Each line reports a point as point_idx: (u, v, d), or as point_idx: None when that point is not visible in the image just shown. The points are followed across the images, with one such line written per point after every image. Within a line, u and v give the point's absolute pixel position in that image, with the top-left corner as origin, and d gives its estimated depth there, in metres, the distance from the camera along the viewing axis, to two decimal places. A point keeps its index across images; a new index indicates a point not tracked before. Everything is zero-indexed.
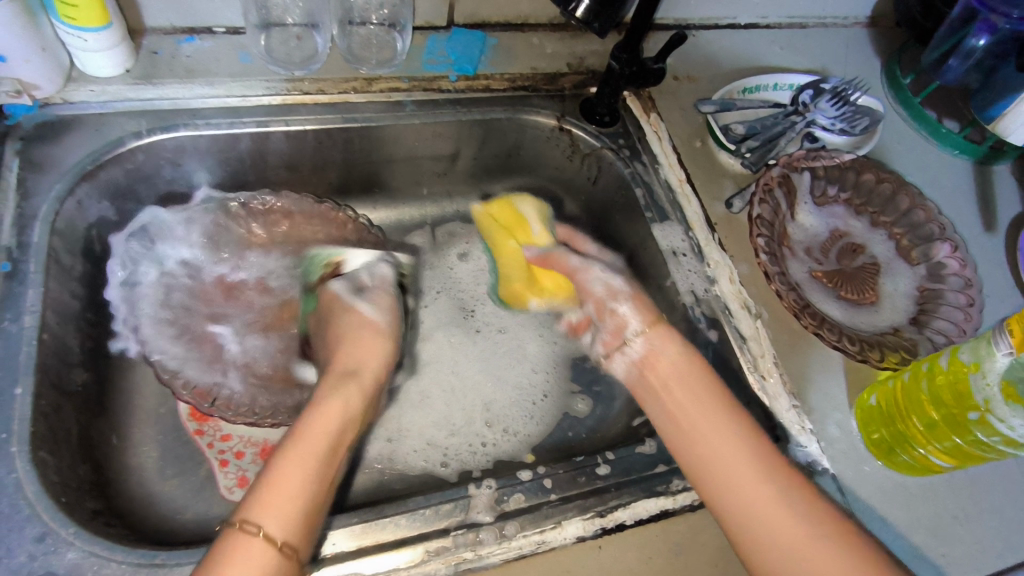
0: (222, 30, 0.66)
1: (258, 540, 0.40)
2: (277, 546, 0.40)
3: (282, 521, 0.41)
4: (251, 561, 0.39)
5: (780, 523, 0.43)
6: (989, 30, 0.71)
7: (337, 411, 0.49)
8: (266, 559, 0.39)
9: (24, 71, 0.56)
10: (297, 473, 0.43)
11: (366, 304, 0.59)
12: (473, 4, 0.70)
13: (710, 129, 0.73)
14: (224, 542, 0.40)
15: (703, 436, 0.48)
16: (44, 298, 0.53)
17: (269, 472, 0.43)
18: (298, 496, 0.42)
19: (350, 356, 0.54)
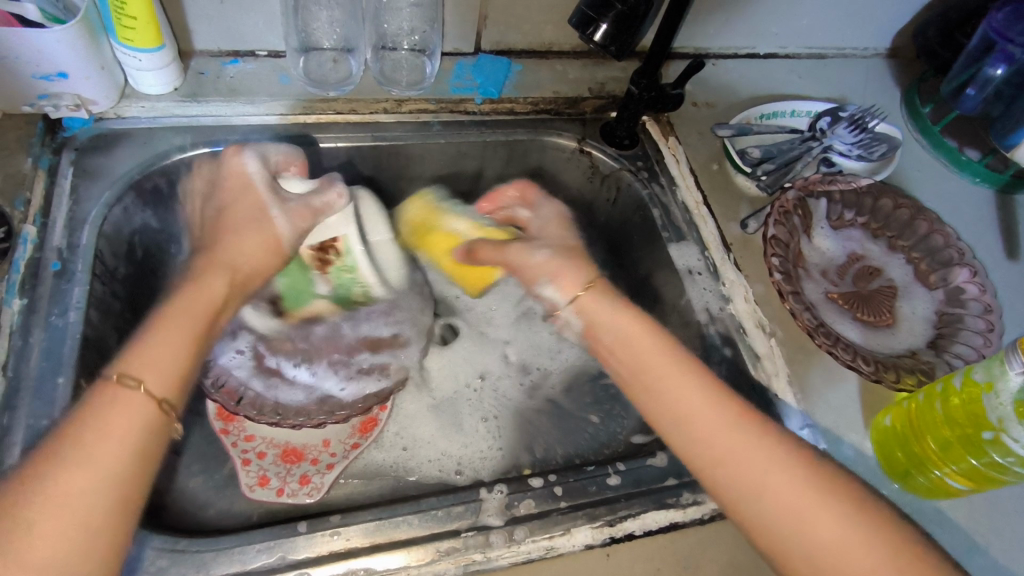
0: (264, 53, 0.70)
1: (132, 397, 0.42)
2: (153, 399, 0.42)
3: (153, 377, 0.43)
4: (124, 410, 0.41)
5: (745, 461, 0.47)
6: (1006, 60, 0.72)
7: (209, 297, 0.48)
8: (131, 416, 0.41)
9: (85, 88, 0.61)
10: (176, 334, 0.45)
11: (283, 213, 0.54)
12: (499, 31, 0.73)
13: (727, 152, 0.75)
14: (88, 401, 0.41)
15: (670, 390, 0.50)
16: (88, 296, 0.57)
17: (142, 335, 0.44)
18: (169, 360, 0.44)
19: (227, 256, 0.51)
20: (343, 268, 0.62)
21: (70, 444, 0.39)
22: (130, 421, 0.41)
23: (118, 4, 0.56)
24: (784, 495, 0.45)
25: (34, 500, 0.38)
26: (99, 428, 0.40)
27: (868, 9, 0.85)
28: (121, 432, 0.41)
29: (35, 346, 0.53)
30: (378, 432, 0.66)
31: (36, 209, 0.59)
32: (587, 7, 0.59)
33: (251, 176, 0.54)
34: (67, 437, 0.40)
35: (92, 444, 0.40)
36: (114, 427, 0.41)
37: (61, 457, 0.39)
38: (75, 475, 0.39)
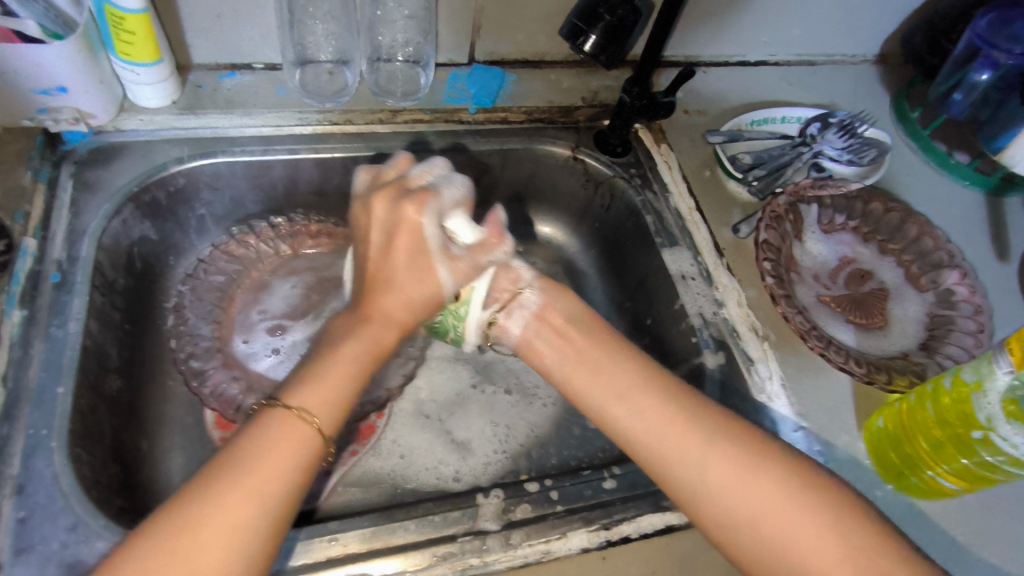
0: (261, 66, 0.71)
1: (301, 426, 0.45)
2: (319, 433, 0.46)
3: (312, 404, 0.46)
4: (292, 437, 0.45)
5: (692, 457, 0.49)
6: (991, 65, 0.74)
7: (376, 341, 0.50)
8: (302, 441, 0.45)
9: (83, 102, 0.62)
10: (345, 366, 0.48)
11: (445, 265, 0.51)
12: (492, 42, 0.75)
13: (719, 159, 0.76)
14: (263, 425, 0.45)
15: (619, 398, 0.52)
16: (88, 307, 0.57)
17: (313, 369, 0.48)
18: (336, 396, 0.47)
19: (390, 304, 0.51)
20: (454, 316, 0.55)
21: (247, 466, 0.43)
22: (301, 446, 0.45)
23: (117, 20, 0.57)
24: (733, 485, 0.47)
25: (206, 520, 0.40)
26: (272, 453, 0.44)
27: (855, 16, 0.86)
28: (292, 458, 0.44)
29: (35, 357, 0.53)
30: (376, 439, 0.66)
31: (36, 222, 0.60)
32: (576, 18, 0.59)
33: (422, 223, 0.51)
34: (237, 459, 0.43)
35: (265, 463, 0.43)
36: (284, 454, 0.44)
37: (231, 480, 0.42)
38: (241, 496, 0.42)
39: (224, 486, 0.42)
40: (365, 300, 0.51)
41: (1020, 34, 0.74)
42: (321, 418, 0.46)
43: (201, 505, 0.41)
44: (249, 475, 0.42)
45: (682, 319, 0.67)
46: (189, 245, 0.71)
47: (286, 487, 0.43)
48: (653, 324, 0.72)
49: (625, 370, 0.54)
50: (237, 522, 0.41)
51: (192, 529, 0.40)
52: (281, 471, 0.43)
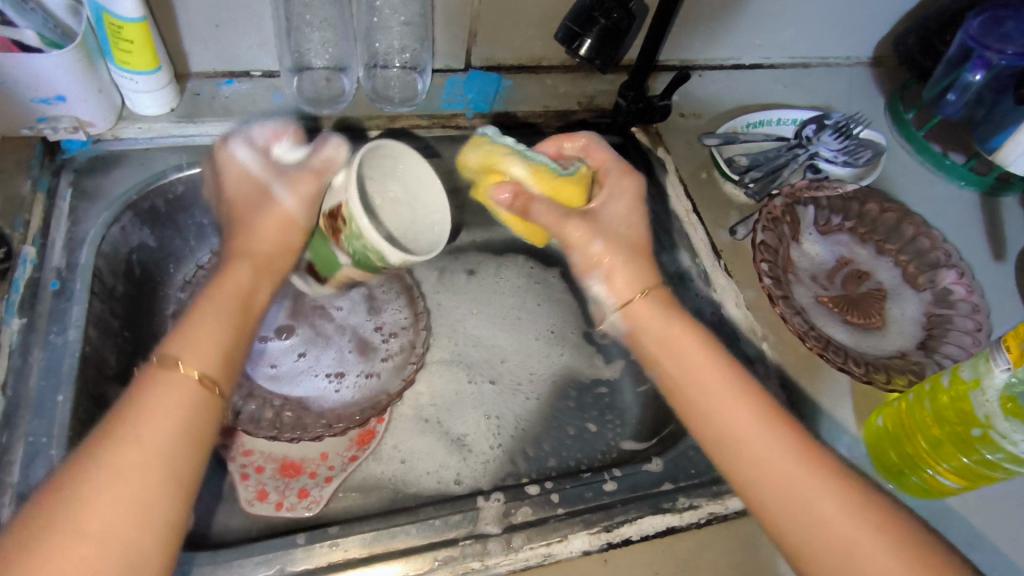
0: (259, 74, 0.72)
1: (176, 375, 0.43)
2: (196, 378, 0.43)
3: (200, 358, 0.44)
4: (169, 389, 0.42)
5: (777, 467, 0.45)
6: (984, 66, 0.74)
7: (236, 287, 0.49)
8: (183, 391, 0.42)
9: (82, 110, 0.62)
10: (217, 319, 0.46)
11: (287, 194, 0.53)
12: (488, 48, 0.75)
13: (715, 161, 0.76)
14: (137, 387, 0.42)
15: (709, 385, 0.48)
16: (87, 315, 0.57)
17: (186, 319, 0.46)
18: (214, 341, 0.45)
19: (254, 244, 0.52)
20: (353, 237, 0.52)
21: (125, 425, 0.40)
22: (185, 394, 0.42)
23: (116, 29, 0.57)
24: (814, 499, 0.43)
25: (89, 476, 0.38)
26: (150, 400, 0.41)
27: (849, 19, 0.86)
28: (177, 405, 0.42)
29: (34, 365, 0.53)
30: (376, 443, 0.66)
31: (35, 230, 0.60)
32: (572, 23, 0.60)
33: (246, 167, 0.55)
34: (117, 415, 0.41)
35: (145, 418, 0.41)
36: (162, 406, 0.41)
37: (111, 434, 0.40)
38: (125, 450, 0.39)
39: (105, 447, 0.39)
40: (232, 242, 0.53)
41: (1013, 33, 0.73)
42: (196, 364, 0.43)
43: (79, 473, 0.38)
44: (127, 430, 0.40)
45: None
46: (188, 253, 0.72)
47: (167, 441, 0.40)
48: None
49: (713, 364, 0.49)
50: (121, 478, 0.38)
51: (76, 494, 0.38)
52: (167, 421, 0.41)
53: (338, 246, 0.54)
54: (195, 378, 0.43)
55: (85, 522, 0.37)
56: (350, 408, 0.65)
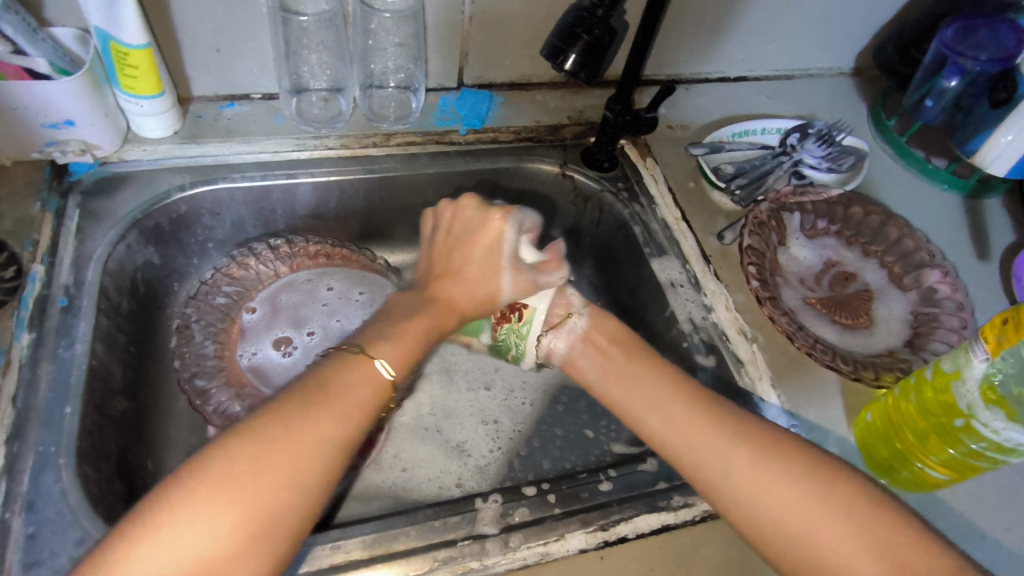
0: (259, 96, 0.74)
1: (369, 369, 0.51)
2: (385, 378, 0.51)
3: (392, 358, 0.52)
4: (358, 379, 0.50)
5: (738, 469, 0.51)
6: (959, 73, 0.76)
7: (442, 317, 0.57)
8: (371, 385, 0.50)
9: (90, 134, 0.64)
10: (420, 325, 0.55)
11: (510, 278, 0.59)
12: (480, 67, 0.78)
13: (702, 170, 0.78)
14: (340, 364, 0.51)
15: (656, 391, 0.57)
16: (95, 330, 0.59)
17: (394, 328, 0.54)
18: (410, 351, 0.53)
19: (455, 292, 0.58)
20: (516, 333, 0.63)
21: (331, 390, 0.49)
22: (372, 383, 0.50)
23: (122, 55, 0.60)
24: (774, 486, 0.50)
25: (275, 440, 0.45)
26: (347, 388, 0.49)
27: (829, 31, 0.89)
28: (369, 396, 0.50)
29: (43, 378, 0.55)
30: (376, 454, 0.66)
31: (44, 249, 0.62)
32: (555, 40, 0.63)
33: (502, 241, 0.58)
34: (314, 394, 0.48)
35: (337, 397, 0.48)
36: (346, 394, 0.49)
37: (304, 409, 0.47)
38: (314, 426, 0.46)
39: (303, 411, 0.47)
40: (436, 283, 0.59)
41: (986, 41, 0.75)
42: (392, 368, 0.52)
43: (296, 405, 0.47)
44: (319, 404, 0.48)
45: (672, 325, 0.69)
46: (191, 270, 0.74)
47: (348, 425, 0.48)
48: (644, 331, 0.74)
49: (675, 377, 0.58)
50: (320, 435, 0.47)
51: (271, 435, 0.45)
52: (355, 403, 0.49)
53: (495, 329, 0.64)
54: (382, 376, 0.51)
55: (260, 475, 0.44)
56: None
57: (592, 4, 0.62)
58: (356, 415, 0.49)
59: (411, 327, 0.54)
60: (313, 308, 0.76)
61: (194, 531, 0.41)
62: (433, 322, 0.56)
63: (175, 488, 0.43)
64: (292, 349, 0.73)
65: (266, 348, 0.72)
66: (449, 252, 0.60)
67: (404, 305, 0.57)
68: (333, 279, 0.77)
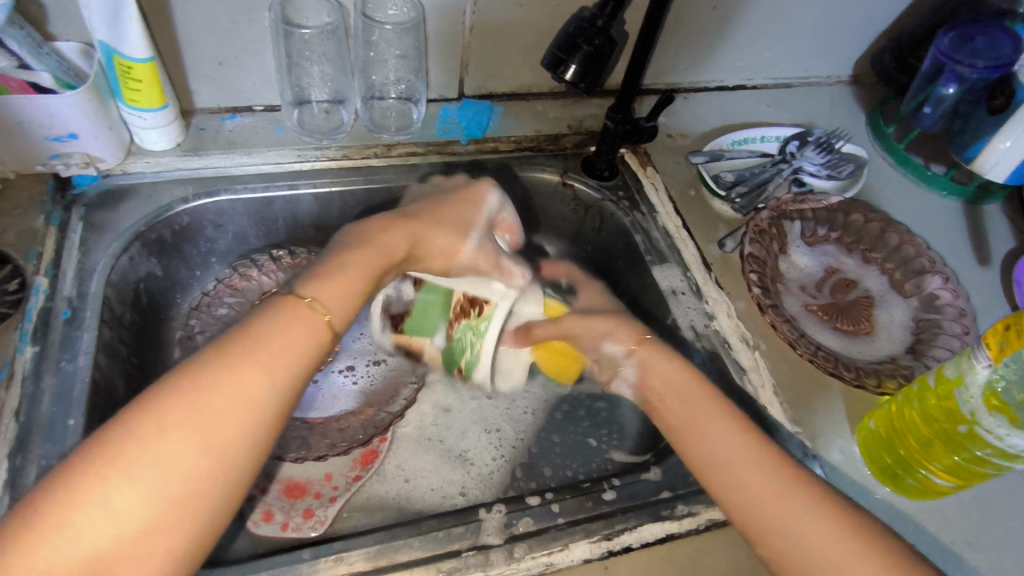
0: (261, 108, 0.75)
1: (310, 314, 0.48)
2: (324, 321, 0.48)
3: (327, 296, 0.49)
4: (296, 324, 0.47)
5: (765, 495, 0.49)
6: (957, 80, 0.76)
7: (388, 252, 0.54)
8: (311, 329, 0.47)
9: (93, 147, 0.65)
10: (361, 266, 0.52)
11: (477, 242, 0.59)
12: (480, 78, 0.79)
13: (702, 178, 0.78)
14: (271, 309, 0.47)
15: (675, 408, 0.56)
16: (98, 341, 0.59)
17: (328, 267, 0.51)
18: (350, 293, 0.50)
19: (437, 241, 0.58)
20: (473, 331, 0.59)
21: (261, 340, 0.45)
22: (307, 330, 0.47)
23: (125, 69, 0.60)
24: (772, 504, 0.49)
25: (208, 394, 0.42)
26: (283, 333, 0.46)
27: (826, 40, 0.90)
28: (304, 343, 0.47)
29: (47, 392, 0.55)
30: (378, 463, 0.67)
31: (48, 261, 0.62)
32: (556, 50, 0.63)
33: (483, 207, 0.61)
34: (250, 339, 0.45)
35: (269, 343, 0.45)
36: (284, 342, 0.46)
37: (237, 360, 0.44)
38: (250, 378, 0.43)
39: (236, 359, 0.44)
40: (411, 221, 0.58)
41: (982, 49, 0.75)
42: (333, 313, 0.49)
43: (228, 354, 0.44)
44: (251, 352, 0.44)
45: (674, 333, 0.69)
46: (193, 282, 0.74)
47: (282, 374, 0.45)
48: None
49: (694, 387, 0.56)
50: (250, 393, 0.43)
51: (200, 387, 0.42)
52: (291, 354, 0.46)
53: (450, 327, 0.61)
54: (323, 320, 0.48)
55: (188, 431, 0.41)
56: (354, 426, 0.67)
57: (592, 15, 0.62)
58: (292, 363, 0.46)
59: (354, 267, 0.52)
60: None
61: (114, 505, 0.38)
62: (377, 262, 0.53)
63: (95, 454, 0.39)
64: None
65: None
66: (431, 212, 0.60)
67: (345, 242, 0.54)
68: None
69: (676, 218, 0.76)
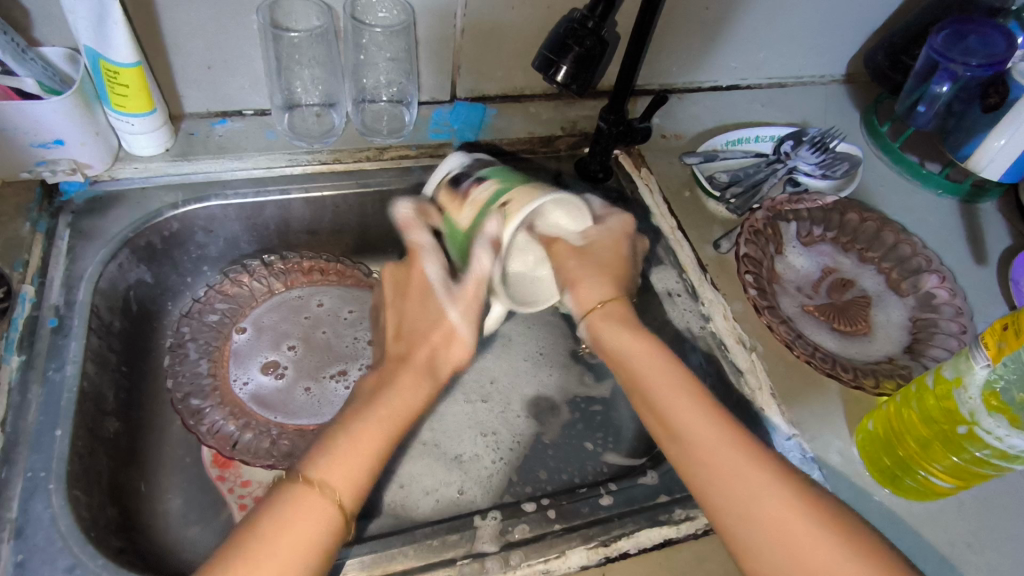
0: (251, 112, 0.74)
1: (320, 501, 0.44)
2: (338, 506, 0.45)
3: (338, 482, 0.45)
4: (307, 516, 0.44)
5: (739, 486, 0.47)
6: (950, 78, 0.76)
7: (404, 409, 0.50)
8: (323, 518, 0.44)
9: (80, 153, 0.64)
10: (366, 447, 0.47)
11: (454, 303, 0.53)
12: (472, 80, 0.78)
13: (697, 179, 0.78)
14: (277, 501, 0.44)
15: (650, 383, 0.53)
16: (86, 350, 0.58)
17: (334, 441, 0.47)
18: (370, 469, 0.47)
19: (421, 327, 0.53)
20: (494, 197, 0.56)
21: (270, 540, 0.42)
22: (318, 519, 0.44)
23: (112, 75, 0.60)
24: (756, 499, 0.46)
25: None
26: (290, 527, 0.43)
27: (819, 39, 0.90)
28: (316, 534, 0.43)
29: (33, 402, 0.54)
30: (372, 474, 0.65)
31: (34, 270, 0.61)
32: (547, 52, 0.63)
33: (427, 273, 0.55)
34: (256, 541, 0.42)
35: (278, 544, 0.42)
36: (296, 531, 0.43)
37: (247, 567, 0.41)
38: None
39: (241, 566, 0.41)
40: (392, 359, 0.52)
41: (975, 47, 0.75)
42: (344, 494, 0.45)
43: (236, 562, 0.41)
44: (260, 550, 0.42)
45: (670, 334, 0.68)
46: (184, 288, 0.73)
47: (294, 574, 0.42)
48: None
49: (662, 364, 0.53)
50: None
51: None
52: (309, 540, 0.43)
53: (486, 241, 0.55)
54: (335, 507, 0.45)
55: None
56: None
57: (583, 16, 0.62)
58: (306, 559, 0.43)
59: (360, 434, 0.47)
60: (294, 322, 0.75)
61: None
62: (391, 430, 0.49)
63: None
64: (282, 371, 0.72)
65: (255, 375, 0.71)
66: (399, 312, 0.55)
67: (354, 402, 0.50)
68: (326, 296, 0.77)
69: (672, 219, 0.75)
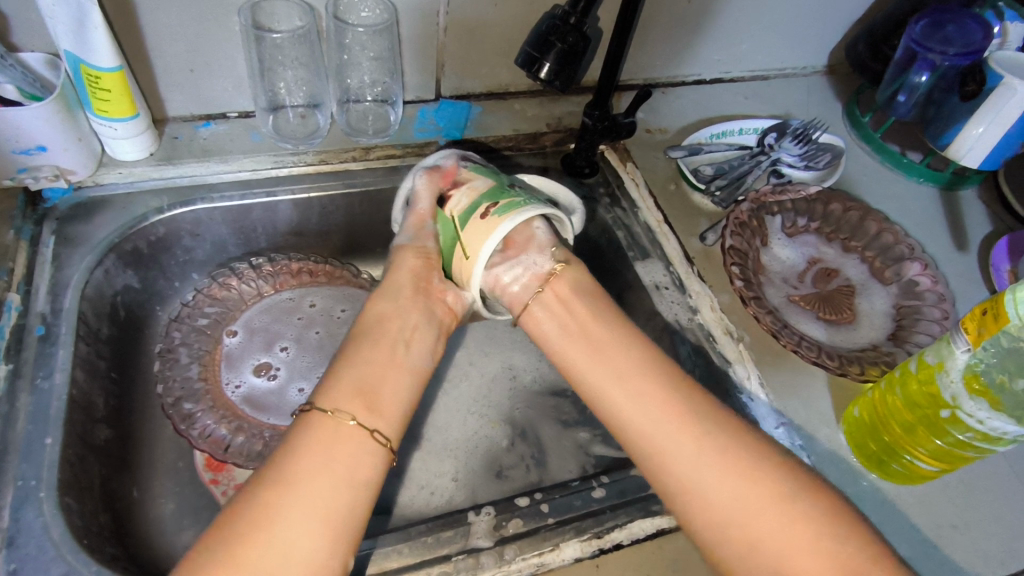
0: (235, 114, 0.74)
1: (351, 427, 0.46)
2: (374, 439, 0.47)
3: (359, 409, 0.48)
4: (341, 437, 0.46)
5: (705, 469, 0.48)
6: (929, 67, 0.77)
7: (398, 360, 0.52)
8: (361, 451, 0.46)
9: (63, 159, 0.64)
10: (396, 385, 0.50)
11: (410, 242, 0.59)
12: (457, 78, 0.78)
13: (682, 172, 0.78)
14: (301, 427, 0.47)
15: (597, 373, 0.54)
16: (74, 357, 0.58)
17: (348, 367, 0.50)
18: (394, 407, 0.49)
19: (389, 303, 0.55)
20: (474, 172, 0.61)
21: (303, 468, 0.44)
22: (351, 443, 0.46)
23: (92, 79, 0.59)
24: (716, 479, 0.48)
25: (253, 537, 0.41)
26: (330, 447, 0.45)
27: (801, 31, 0.91)
28: (357, 461, 0.46)
29: (22, 410, 0.54)
30: None
31: (20, 277, 0.61)
32: (530, 48, 0.63)
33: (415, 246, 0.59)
34: (287, 470, 0.44)
35: (315, 465, 0.44)
36: (330, 453, 0.45)
37: (282, 490, 0.43)
38: (295, 508, 0.42)
39: (275, 490, 0.43)
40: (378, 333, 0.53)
41: (953, 36, 0.76)
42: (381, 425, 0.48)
43: (269, 486, 0.43)
44: (291, 476, 0.44)
45: (658, 328, 0.69)
46: (172, 292, 0.73)
47: (352, 493, 0.44)
48: None
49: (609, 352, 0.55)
50: (309, 525, 0.42)
51: (250, 525, 0.42)
52: (355, 470, 0.45)
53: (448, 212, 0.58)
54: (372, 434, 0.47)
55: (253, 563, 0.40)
56: None
57: (565, 13, 0.62)
58: (357, 484, 0.45)
59: (376, 370, 0.50)
60: (287, 322, 0.75)
61: None
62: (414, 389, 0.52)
63: None
64: (274, 372, 0.72)
65: (248, 377, 0.70)
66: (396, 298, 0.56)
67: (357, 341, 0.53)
68: (317, 296, 0.77)
69: (658, 212, 0.76)
